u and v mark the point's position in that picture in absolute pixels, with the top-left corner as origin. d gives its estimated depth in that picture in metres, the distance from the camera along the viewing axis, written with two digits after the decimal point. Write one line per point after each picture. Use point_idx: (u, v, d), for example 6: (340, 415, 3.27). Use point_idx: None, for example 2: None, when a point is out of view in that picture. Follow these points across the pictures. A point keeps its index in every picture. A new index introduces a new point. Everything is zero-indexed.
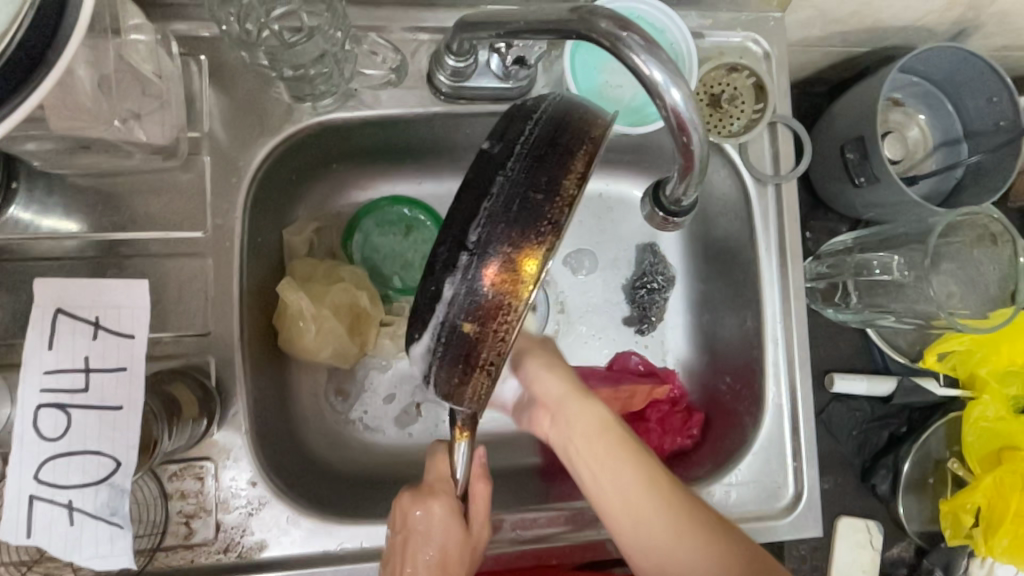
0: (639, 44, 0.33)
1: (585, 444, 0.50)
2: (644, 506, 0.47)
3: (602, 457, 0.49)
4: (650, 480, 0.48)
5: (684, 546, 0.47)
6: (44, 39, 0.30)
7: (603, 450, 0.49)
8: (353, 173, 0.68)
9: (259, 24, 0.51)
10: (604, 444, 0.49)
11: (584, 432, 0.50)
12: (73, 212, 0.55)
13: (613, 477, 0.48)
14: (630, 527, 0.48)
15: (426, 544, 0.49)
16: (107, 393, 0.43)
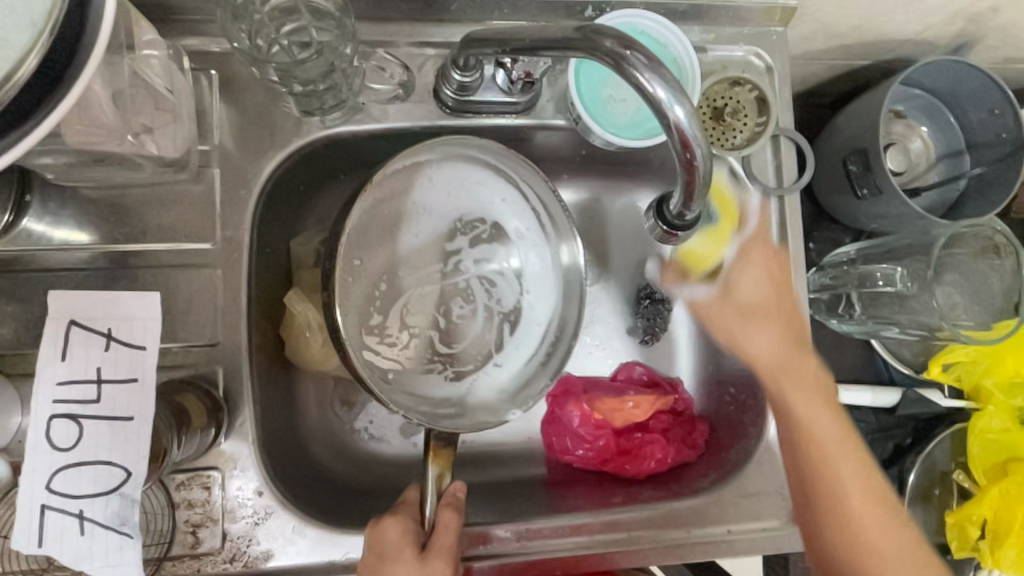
0: (642, 62, 0.34)
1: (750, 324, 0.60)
2: (809, 405, 0.57)
3: (748, 325, 0.60)
4: (824, 394, 0.59)
5: (838, 452, 0.56)
6: (61, 60, 0.31)
7: (757, 327, 0.60)
8: (359, 185, 0.69)
9: (270, 40, 0.52)
10: (767, 322, 0.61)
11: (769, 338, 0.60)
12: (84, 224, 0.55)
13: (762, 342, 0.60)
14: (796, 400, 0.58)
15: (384, 566, 0.49)
16: (118, 404, 0.43)
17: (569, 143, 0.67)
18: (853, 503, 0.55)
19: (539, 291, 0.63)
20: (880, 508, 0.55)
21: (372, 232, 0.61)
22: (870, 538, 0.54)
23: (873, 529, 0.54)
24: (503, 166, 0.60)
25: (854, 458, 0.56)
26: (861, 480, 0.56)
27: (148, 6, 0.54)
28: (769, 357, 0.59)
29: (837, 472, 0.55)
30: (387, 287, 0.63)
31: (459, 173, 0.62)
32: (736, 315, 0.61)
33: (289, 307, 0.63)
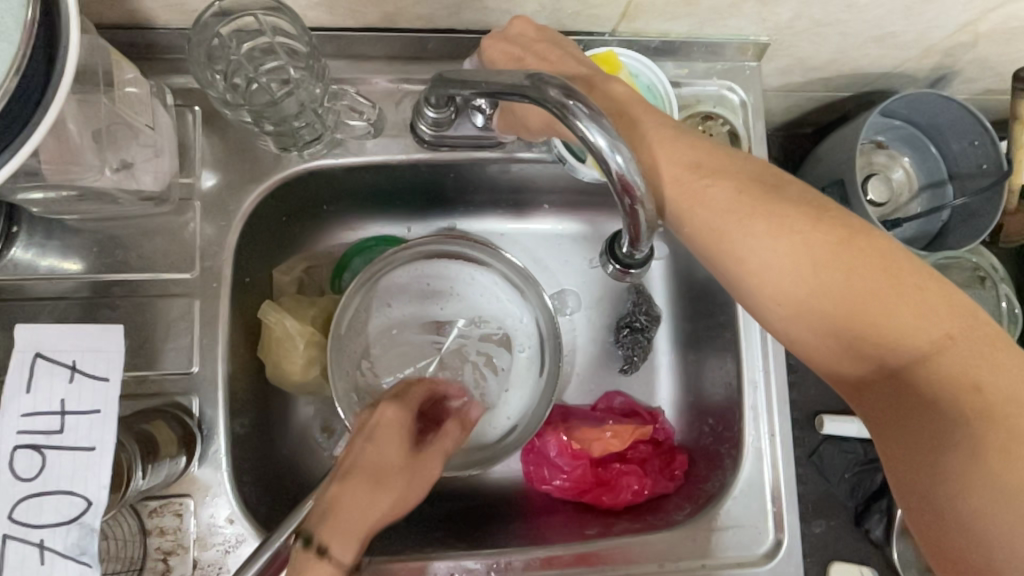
0: (584, 111, 0.36)
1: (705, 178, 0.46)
2: (756, 232, 0.44)
3: (711, 189, 0.45)
4: (768, 204, 0.44)
5: (811, 265, 0.42)
6: (25, 110, 0.32)
7: (685, 178, 0.47)
8: (341, 215, 0.70)
9: (248, 78, 0.54)
10: (750, 198, 0.44)
11: (730, 202, 0.45)
12: (69, 254, 0.57)
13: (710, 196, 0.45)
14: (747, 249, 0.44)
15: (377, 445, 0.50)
16: (81, 435, 0.43)
17: (546, 175, 0.68)
18: (854, 306, 0.41)
19: (519, 391, 0.68)
20: (880, 285, 0.41)
21: (406, 289, 0.69)
22: (892, 340, 0.41)
23: (884, 305, 0.41)
24: (520, 282, 0.69)
25: (830, 249, 0.42)
26: (901, 315, 0.41)
27: (135, 46, 0.56)
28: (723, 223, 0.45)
29: (831, 279, 0.42)
30: (392, 339, 0.68)
31: (464, 271, 0.70)
32: (689, 170, 0.47)
33: (263, 322, 0.63)
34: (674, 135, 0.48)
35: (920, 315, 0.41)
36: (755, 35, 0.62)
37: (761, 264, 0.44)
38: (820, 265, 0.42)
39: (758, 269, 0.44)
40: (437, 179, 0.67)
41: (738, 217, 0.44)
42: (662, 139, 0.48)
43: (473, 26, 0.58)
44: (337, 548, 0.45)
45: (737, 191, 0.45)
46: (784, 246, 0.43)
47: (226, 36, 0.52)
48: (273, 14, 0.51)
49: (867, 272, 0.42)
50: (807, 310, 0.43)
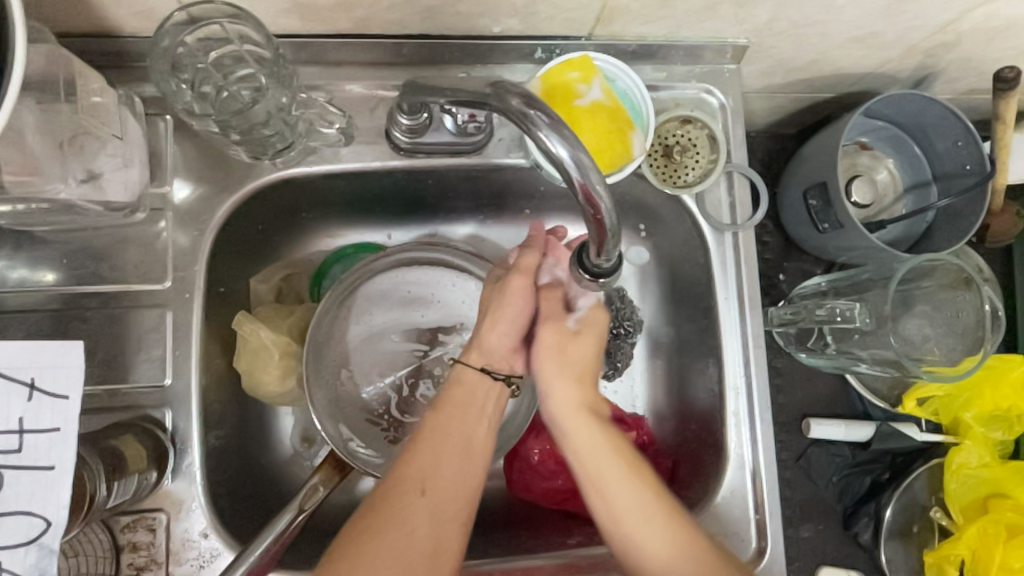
0: (545, 121, 0.36)
1: (582, 413, 0.56)
2: (610, 472, 0.53)
3: (561, 384, 0.57)
4: (631, 460, 0.54)
5: (659, 522, 0.51)
6: None
7: (579, 419, 0.56)
8: (320, 223, 0.69)
9: (218, 86, 0.53)
10: (580, 412, 0.56)
11: (574, 395, 0.56)
12: (39, 266, 0.57)
13: (552, 386, 0.57)
14: (596, 494, 0.53)
15: (503, 311, 0.57)
16: (41, 453, 0.43)
17: (526, 182, 0.66)
18: (660, 557, 0.50)
19: None
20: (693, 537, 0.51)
21: (386, 297, 0.68)
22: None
23: (671, 556, 0.50)
24: None
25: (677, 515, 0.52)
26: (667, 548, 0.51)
27: (104, 55, 0.56)
28: (556, 405, 0.56)
29: (635, 531, 0.51)
30: (372, 348, 0.67)
31: (445, 278, 0.69)
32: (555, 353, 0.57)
33: (239, 331, 0.62)
34: (585, 361, 0.58)
35: (710, 569, 0.50)
36: (734, 37, 0.61)
37: (608, 503, 0.52)
38: (668, 526, 0.51)
39: (620, 521, 0.52)
40: (416, 186, 0.66)
41: (576, 413, 0.56)
42: (573, 395, 0.56)
43: (447, 31, 0.58)
44: (469, 380, 0.56)
45: (614, 450, 0.54)
46: (632, 492, 0.52)
47: (192, 45, 0.52)
48: (237, 22, 0.50)
49: (677, 544, 0.51)
50: (621, 520, 0.52)
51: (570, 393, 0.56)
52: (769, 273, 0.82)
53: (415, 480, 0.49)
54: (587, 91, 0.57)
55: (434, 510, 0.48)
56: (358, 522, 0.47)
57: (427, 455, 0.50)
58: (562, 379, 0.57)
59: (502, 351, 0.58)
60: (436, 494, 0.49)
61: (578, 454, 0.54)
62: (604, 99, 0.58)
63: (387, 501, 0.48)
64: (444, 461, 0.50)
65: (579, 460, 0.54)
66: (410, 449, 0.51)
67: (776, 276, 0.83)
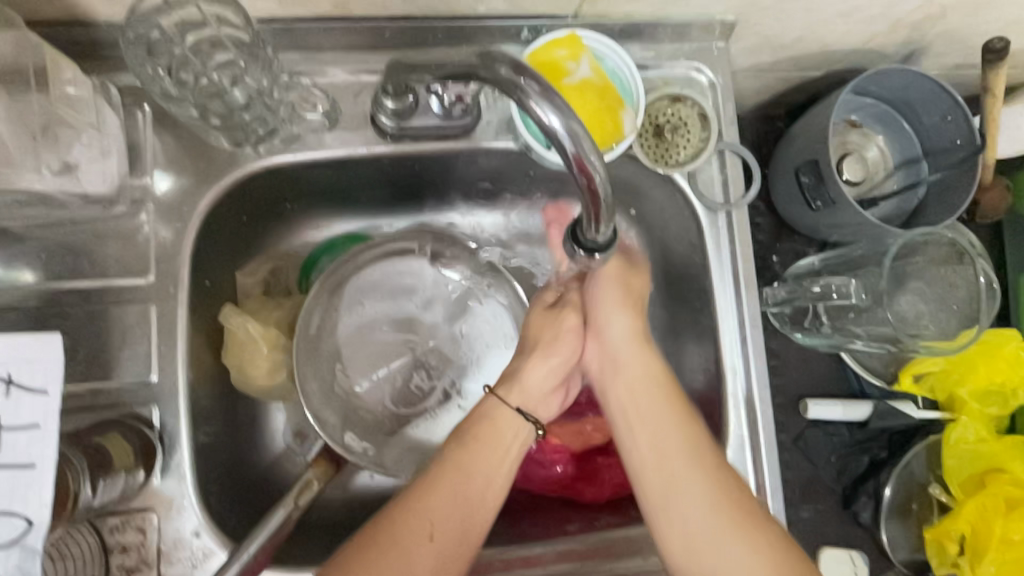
0: (537, 90, 0.35)
1: (639, 421, 0.54)
2: (682, 477, 0.51)
3: (645, 402, 0.54)
4: (682, 411, 0.54)
5: (703, 477, 0.51)
6: None
7: (640, 353, 0.57)
8: (306, 214, 0.68)
9: (197, 73, 0.52)
10: (665, 428, 0.53)
11: (646, 409, 0.54)
12: (17, 263, 0.55)
13: (647, 414, 0.54)
14: (674, 504, 0.50)
15: (548, 351, 0.58)
16: (18, 452, 0.41)
17: (516, 167, 0.65)
18: (699, 528, 0.49)
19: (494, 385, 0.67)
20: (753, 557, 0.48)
21: (377, 287, 0.66)
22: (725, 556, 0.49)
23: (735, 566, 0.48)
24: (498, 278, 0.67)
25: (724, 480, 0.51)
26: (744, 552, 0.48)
27: (76, 44, 0.54)
28: (654, 450, 0.52)
29: (674, 494, 0.51)
30: (363, 340, 0.66)
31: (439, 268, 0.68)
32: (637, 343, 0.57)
33: (226, 325, 0.61)
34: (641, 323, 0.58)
35: (742, 551, 0.48)
36: (722, 14, 0.61)
37: (678, 495, 0.50)
38: (711, 492, 0.50)
39: (667, 510, 0.51)
40: (404, 173, 0.64)
41: (645, 400, 0.55)
42: (641, 364, 0.56)
43: (431, 12, 0.56)
44: (504, 425, 0.54)
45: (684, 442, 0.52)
46: (691, 487, 0.50)
47: (168, 28, 0.51)
48: (217, 3, 0.50)
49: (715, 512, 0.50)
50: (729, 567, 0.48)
51: (644, 399, 0.55)
52: (762, 255, 0.82)
53: (426, 525, 0.48)
54: (575, 69, 0.56)
55: (440, 560, 0.47)
56: (356, 555, 0.46)
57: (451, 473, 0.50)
58: (628, 319, 0.58)
59: (546, 389, 0.58)
60: (444, 540, 0.48)
61: (646, 457, 0.53)
62: (593, 77, 0.57)
63: (394, 542, 0.46)
64: (458, 508, 0.49)
65: (651, 450, 0.53)
66: (416, 494, 0.49)
67: (770, 257, 0.82)
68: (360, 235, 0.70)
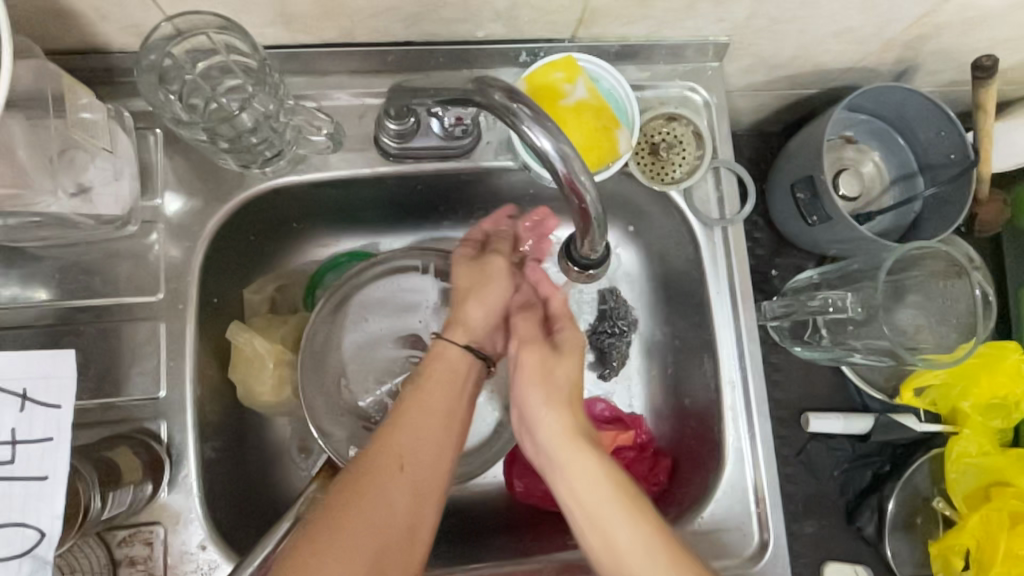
0: (529, 115, 0.36)
1: (562, 455, 0.53)
2: (602, 502, 0.50)
3: (557, 431, 0.54)
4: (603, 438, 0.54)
5: (610, 493, 0.50)
6: None
7: (572, 445, 0.53)
8: (311, 232, 0.70)
9: (207, 98, 0.54)
10: (579, 458, 0.52)
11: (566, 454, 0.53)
12: (32, 282, 0.57)
13: (545, 444, 0.54)
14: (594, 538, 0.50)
15: (470, 299, 0.58)
16: (32, 464, 0.42)
17: (515, 185, 0.67)
18: (620, 537, 0.49)
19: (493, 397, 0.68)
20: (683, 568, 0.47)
21: (381, 304, 0.68)
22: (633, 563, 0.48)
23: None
24: None
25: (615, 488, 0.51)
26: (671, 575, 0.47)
27: (92, 71, 0.56)
28: (582, 496, 0.51)
29: (602, 534, 0.50)
30: (366, 356, 0.67)
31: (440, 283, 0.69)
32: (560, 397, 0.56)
33: (233, 341, 0.62)
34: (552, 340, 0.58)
35: (663, 555, 0.48)
36: (715, 36, 0.62)
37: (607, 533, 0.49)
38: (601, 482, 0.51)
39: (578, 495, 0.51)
40: (406, 192, 0.66)
41: (564, 450, 0.53)
42: (557, 418, 0.55)
43: (432, 38, 0.58)
44: (452, 355, 0.55)
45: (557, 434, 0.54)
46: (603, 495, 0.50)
47: (179, 57, 0.52)
48: (225, 32, 0.50)
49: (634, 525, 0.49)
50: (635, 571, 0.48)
51: (570, 447, 0.53)
52: (761, 269, 0.83)
53: (397, 457, 0.49)
54: (572, 91, 0.58)
55: (415, 491, 0.48)
56: (335, 502, 0.47)
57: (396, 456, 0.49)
58: (546, 395, 0.55)
59: (490, 326, 0.58)
60: (415, 466, 0.49)
61: (572, 487, 0.52)
62: (590, 99, 0.58)
63: (364, 492, 0.47)
64: (422, 437, 0.50)
65: (578, 501, 0.51)
66: (390, 423, 0.50)
67: (768, 272, 0.83)
68: (364, 252, 0.71)
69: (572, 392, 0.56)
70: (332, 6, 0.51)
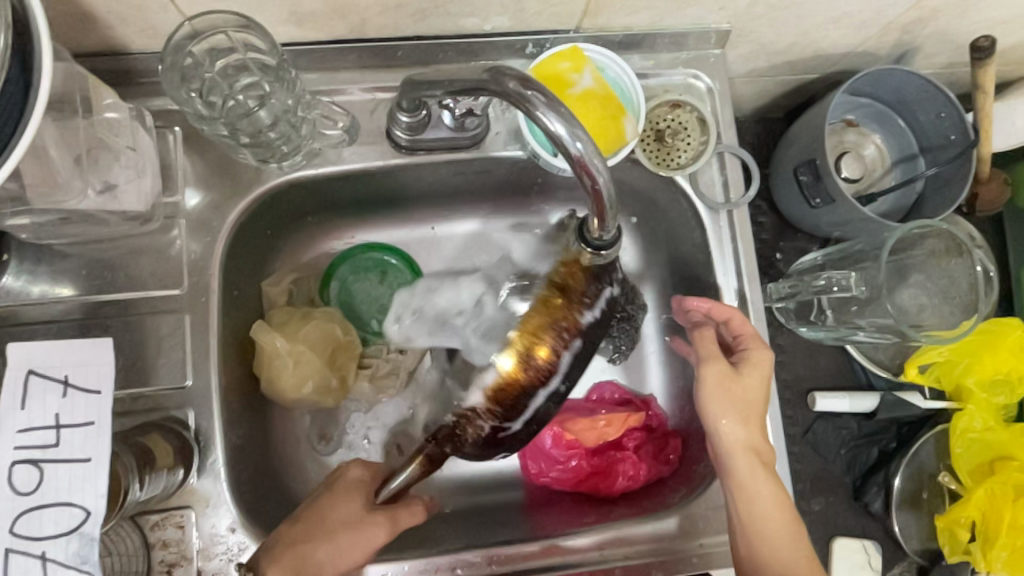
0: (542, 101, 0.38)
1: (750, 487, 0.57)
2: (773, 519, 0.57)
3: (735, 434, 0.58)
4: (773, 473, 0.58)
5: (786, 528, 0.57)
6: None
7: (751, 413, 0.59)
8: (325, 225, 0.71)
9: (224, 95, 0.56)
10: (767, 479, 0.57)
11: (750, 469, 0.57)
12: (59, 278, 0.59)
13: (747, 467, 0.57)
14: (756, 543, 0.57)
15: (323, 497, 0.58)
16: (76, 446, 0.45)
17: (524, 174, 0.68)
18: (781, 563, 0.56)
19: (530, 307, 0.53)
20: None
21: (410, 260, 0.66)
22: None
23: None
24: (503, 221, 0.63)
25: (810, 563, 0.57)
26: None
27: (112, 73, 0.58)
28: (753, 505, 0.57)
29: (761, 534, 0.56)
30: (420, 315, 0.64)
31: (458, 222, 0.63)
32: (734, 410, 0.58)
33: (257, 340, 0.64)
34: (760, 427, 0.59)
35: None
36: (716, 23, 0.64)
37: (765, 537, 0.56)
38: (797, 547, 0.56)
39: (763, 552, 0.56)
40: (417, 184, 0.68)
41: (751, 467, 0.57)
42: (745, 399, 0.59)
43: (440, 32, 0.60)
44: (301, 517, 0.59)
45: (786, 512, 0.57)
46: (786, 550, 0.56)
47: (199, 55, 0.53)
48: (243, 30, 0.52)
49: None
50: None
51: (754, 471, 0.57)
52: (765, 253, 0.84)
53: None
54: (578, 80, 0.59)
55: None
56: None
57: (383, 527, 0.56)
58: (733, 419, 0.58)
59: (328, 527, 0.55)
60: None
61: (750, 496, 0.57)
62: (595, 87, 0.60)
63: None
64: None
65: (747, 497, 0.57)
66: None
67: (773, 255, 0.84)
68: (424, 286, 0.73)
69: (752, 410, 0.59)
70: (343, 4, 0.53)
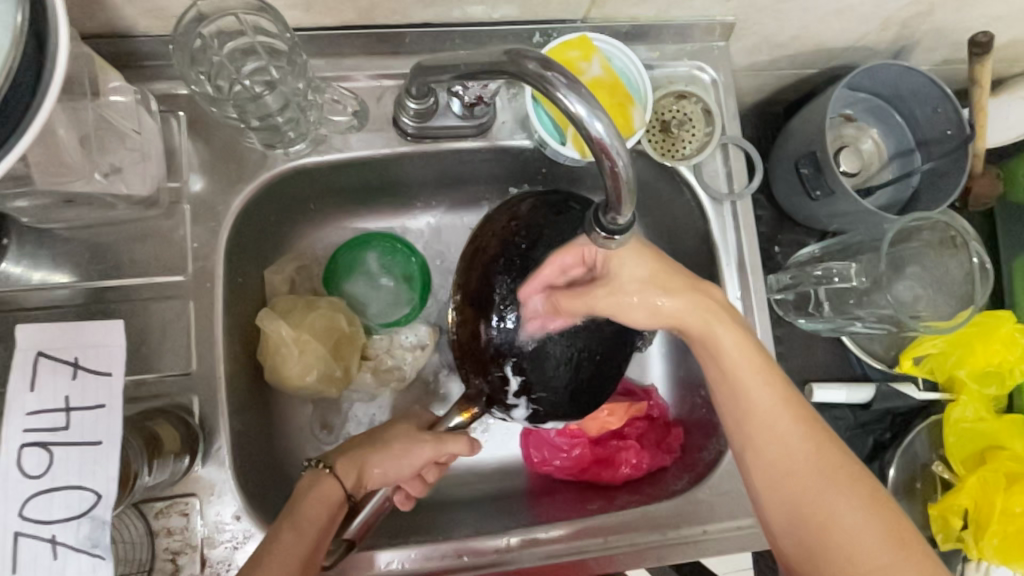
0: (563, 82, 0.38)
1: (731, 373, 0.55)
2: (767, 405, 0.54)
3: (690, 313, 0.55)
4: (762, 356, 0.55)
5: (787, 414, 0.53)
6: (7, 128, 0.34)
7: (680, 286, 0.55)
8: (329, 213, 0.71)
9: (231, 80, 0.55)
10: (750, 363, 0.55)
11: (726, 349, 0.55)
12: (61, 263, 0.58)
13: (722, 350, 0.55)
14: (755, 435, 0.54)
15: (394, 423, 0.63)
16: (86, 429, 0.45)
17: (529, 164, 0.68)
18: (791, 452, 0.53)
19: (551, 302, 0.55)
20: (827, 482, 0.52)
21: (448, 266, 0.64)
22: (838, 512, 0.51)
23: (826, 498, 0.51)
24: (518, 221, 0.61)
25: (825, 447, 0.53)
26: (834, 484, 0.51)
27: (116, 56, 0.57)
28: (741, 394, 0.54)
29: (756, 426, 0.54)
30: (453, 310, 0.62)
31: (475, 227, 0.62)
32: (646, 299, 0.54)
33: (261, 329, 0.63)
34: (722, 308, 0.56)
35: (850, 498, 0.51)
36: (721, 15, 0.64)
37: (764, 425, 0.53)
38: (803, 431, 0.53)
39: (761, 441, 0.53)
40: (422, 172, 0.68)
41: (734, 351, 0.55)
42: (651, 298, 0.54)
43: (448, 19, 0.60)
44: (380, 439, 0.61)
45: (780, 396, 0.54)
46: (792, 435, 0.53)
47: (208, 37, 0.53)
48: (254, 13, 0.52)
49: (824, 472, 0.52)
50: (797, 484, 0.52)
51: (738, 356, 0.55)
52: (764, 245, 0.85)
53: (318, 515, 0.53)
54: (588, 68, 0.60)
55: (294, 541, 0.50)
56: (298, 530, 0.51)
57: (429, 446, 0.58)
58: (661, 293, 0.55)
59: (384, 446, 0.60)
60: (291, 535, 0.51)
61: (736, 383, 0.55)
62: (604, 76, 0.60)
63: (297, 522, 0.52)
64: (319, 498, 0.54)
65: (730, 386, 0.55)
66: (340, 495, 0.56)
67: (771, 248, 0.85)
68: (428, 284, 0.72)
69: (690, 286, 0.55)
70: None
